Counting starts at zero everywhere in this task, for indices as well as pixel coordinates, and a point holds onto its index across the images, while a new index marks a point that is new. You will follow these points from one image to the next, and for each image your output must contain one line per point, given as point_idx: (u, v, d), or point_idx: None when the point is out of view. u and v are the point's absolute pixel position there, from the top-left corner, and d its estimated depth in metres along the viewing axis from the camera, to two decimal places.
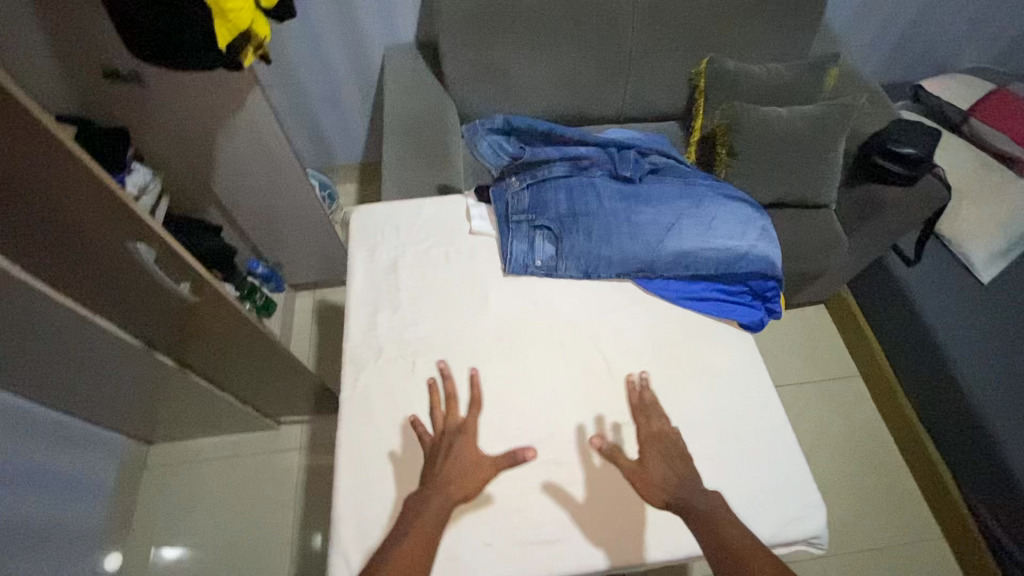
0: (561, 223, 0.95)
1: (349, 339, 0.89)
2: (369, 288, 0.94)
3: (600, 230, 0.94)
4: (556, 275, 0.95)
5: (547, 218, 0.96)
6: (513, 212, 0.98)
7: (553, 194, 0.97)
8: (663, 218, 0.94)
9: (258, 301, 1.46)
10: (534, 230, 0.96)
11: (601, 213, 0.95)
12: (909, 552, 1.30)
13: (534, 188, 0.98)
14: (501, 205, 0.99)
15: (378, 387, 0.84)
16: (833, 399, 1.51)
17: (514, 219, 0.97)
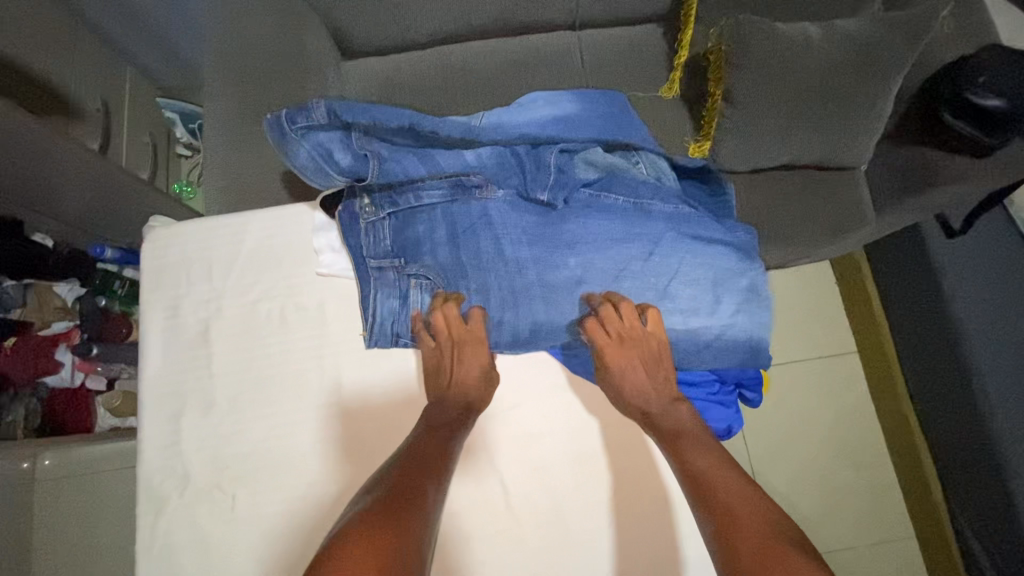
0: (444, 272, 0.67)
1: (144, 459, 0.63)
2: (170, 375, 0.66)
3: (503, 283, 0.67)
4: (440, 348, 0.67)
5: (423, 265, 0.66)
6: (371, 257, 0.66)
7: (428, 229, 0.67)
8: (592, 267, 0.68)
9: (121, 292, 1.15)
10: (408, 282, 0.66)
11: (504, 259, 0.67)
12: (875, 552, 1.20)
13: (399, 220, 0.67)
14: (354, 242, 0.66)
15: (186, 536, 0.61)
16: (823, 380, 1.28)
17: (373, 267, 0.66)
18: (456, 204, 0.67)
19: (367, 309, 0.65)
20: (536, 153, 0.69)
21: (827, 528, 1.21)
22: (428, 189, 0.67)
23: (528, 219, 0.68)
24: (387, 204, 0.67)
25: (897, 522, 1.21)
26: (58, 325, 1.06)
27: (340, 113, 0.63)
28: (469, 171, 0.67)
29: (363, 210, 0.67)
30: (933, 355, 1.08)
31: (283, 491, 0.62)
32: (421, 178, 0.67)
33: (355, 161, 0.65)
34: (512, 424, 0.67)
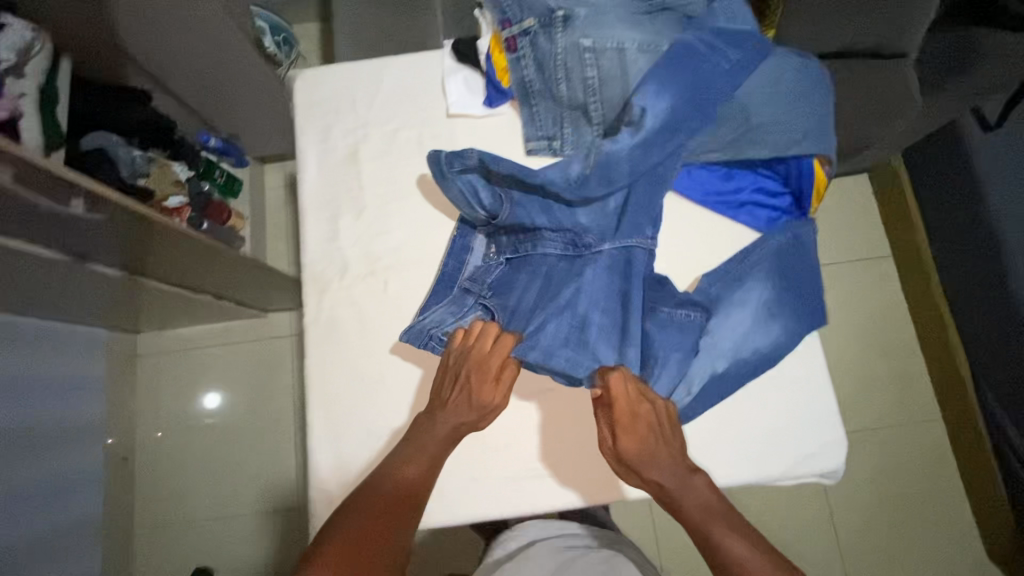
0: (515, 313, 0.68)
1: (307, 253, 0.75)
2: (324, 186, 0.77)
3: (571, 330, 0.67)
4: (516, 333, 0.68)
5: (502, 300, 0.69)
6: (466, 278, 0.71)
7: (529, 281, 0.70)
8: (669, 349, 0.67)
9: (219, 181, 1.29)
10: (481, 308, 0.70)
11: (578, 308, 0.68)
12: (903, 431, 1.31)
13: (512, 266, 0.72)
14: (454, 261, 0.72)
15: (346, 311, 0.72)
16: (858, 281, 1.39)
17: (463, 286, 0.71)
18: (566, 262, 0.70)
19: (422, 312, 0.70)
20: (643, 203, 0.69)
21: (857, 410, 1.32)
22: (541, 245, 0.70)
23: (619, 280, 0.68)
24: (509, 250, 0.72)
25: (923, 406, 1.32)
26: (173, 201, 1.14)
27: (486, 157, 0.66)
28: (581, 230, 0.70)
29: (488, 253, 0.73)
30: (967, 243, 1.17)
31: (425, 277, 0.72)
32: (541, 230, 0.70)
33: (493, 201, 0.70)
34: None
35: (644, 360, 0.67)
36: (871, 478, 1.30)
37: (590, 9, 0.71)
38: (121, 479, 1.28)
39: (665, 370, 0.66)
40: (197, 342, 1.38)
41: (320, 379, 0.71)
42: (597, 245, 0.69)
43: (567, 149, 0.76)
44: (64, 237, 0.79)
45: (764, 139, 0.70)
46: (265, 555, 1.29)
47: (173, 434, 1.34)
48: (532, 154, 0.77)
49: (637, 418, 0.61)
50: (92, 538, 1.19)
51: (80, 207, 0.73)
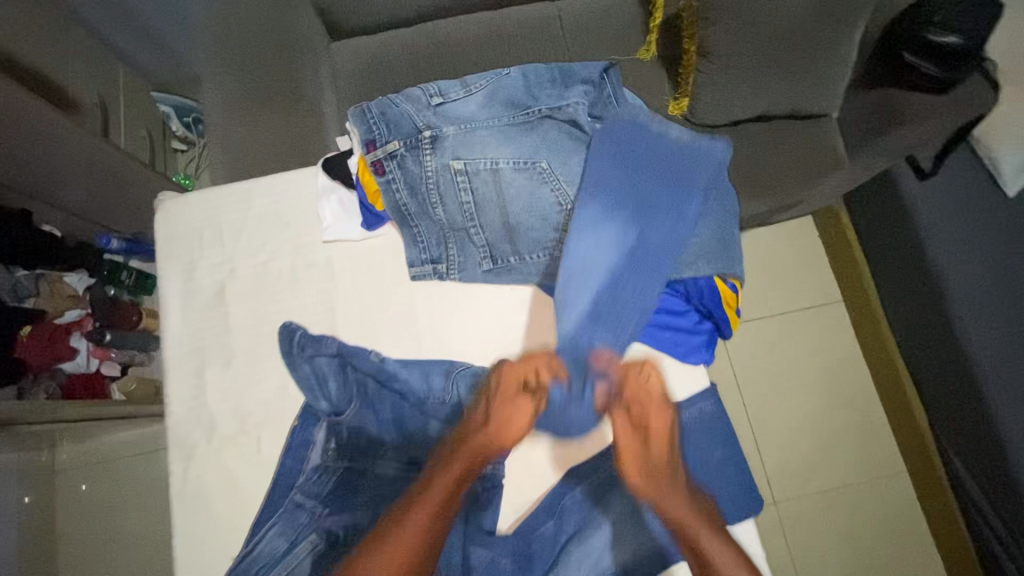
0: (351, 539, 0.60)
1: (171, 411, 0.67)
2: (189, 332, 0.69)
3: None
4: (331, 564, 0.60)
5: (336, 525, 0.61)
6: (300, 488, 0.63)
7: (364, 498, 0.62)
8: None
9: (128, 282, 1.20)
10: (317, 531, 0.61)
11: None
12: (869, 486, 1.25)
13: (350, 475, 0.63)
14: (291, 461, 0.64)
15: (216, 477, 0.65)
16: (811, 328, 1.33)
17: (294, 498, 0.62)
18: (401, 482, 0.63)
19: (251, 539, 0.62)
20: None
21: (822, 469, 1.26)
22: (380, 463, 0.63)
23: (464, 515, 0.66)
24: (351, 452, 0.64)
25: (888, 460, 1.26)
26: (70, 315, 1.10)
27: (348, 358, 0.66)
28: (428, 449, 0.64)
29: (326, 453, 0.64)
30: (908, 291, 1.14)
31: (301, 430, 0.65)
32: (384, 439, 0.63)
33: (343, 390, 0.65)
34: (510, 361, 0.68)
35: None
36: (840, 538, 1.24)
37: (458, 126, 0.67)
38: None
39: None
40: (116, 451, 1.28)
41: (191, 558, 0.63)
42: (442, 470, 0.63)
43: (454, 273, 0.69)
44: None
45: (656, 259, 0.65)
46: None
47: (104, 553, 1.25)
48: (417, 278, 0.70)
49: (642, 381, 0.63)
50: None
51: None
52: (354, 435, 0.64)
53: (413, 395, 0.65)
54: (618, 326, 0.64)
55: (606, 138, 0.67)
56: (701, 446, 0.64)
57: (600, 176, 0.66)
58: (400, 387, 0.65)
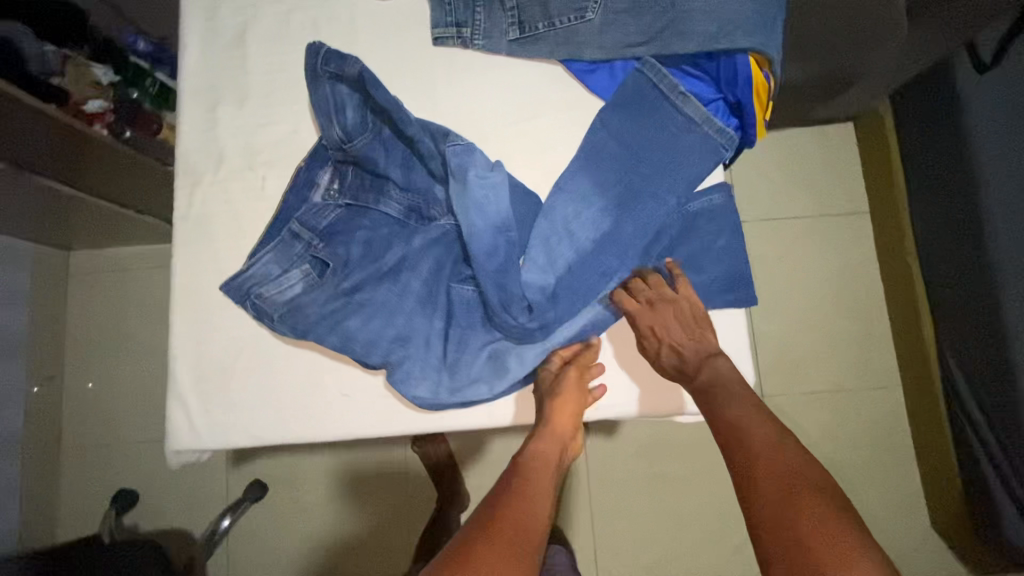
0: (345, 268, 0.62)
1: (182, 141, 0.68)
2: (206, 69, 0.69)
3: (382, 310, 0.61)
4: (320, 289, 0.62)
5: (332, 253, 0.62)
6: (298, 219, 0.63)
7: (361, 234, 0.63)
8: (475, 341, 0.62)
9: (152, 91, 1.16)
10: (311, 259, 0.62)
11: (401, 283, 0.62)
12: (860, 396, 1.25)
13: (351, 213, 0.64)
14: (295, 197, 0.64)
15: (220, 206, 0.66)
16: (831, 236, 1.30)
17: (291, 227, 0.62)
18: (402, 225, 0.64)
19: (249, 259, 0.62)
20: (460, 183, 0.58)
21: (815, 372, 1.26)
22: (382, 201, 0.63)
23: (431, 269, 0.62)
24: (351, 193, 0.64)
25: (884, 372, 1.25)
26: (94, 104, 1.05)
27: (365, 90, 0.60)
28: (430, 201, 0.63)
29: (329, 193, 0.64)
30: (945, 201, 1.07)
31: (311, 168, 0.64)
32: (388, 180, 0.63)
33: (360, 119, 0.62)
34: (524, 135, 0.67)
35: (451, 336, 0.62)
36: (822, 442, 1.25)
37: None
38: (46, 397, 1.24)
39: (463, 358, 0.61)
40: (130, 263, 1.32)
41: (188, 278, 0.65)
42: (440, 220, 0.63)
43: (477, 39, 0.67)
44: None
45: (689, 33, 0.61)
46: (193, 487, 1.25)
47: (105, 356, 1.30)
48: (438, 42, 0.68)
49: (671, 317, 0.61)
50: (13, 451, 1.16)
51: None
52: (359, 173, 0.64)
53: (419, 139, 0.60)
54: (650, 145, 0.63)
55: None
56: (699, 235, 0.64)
57: None
58: (405, 132, 0.60)
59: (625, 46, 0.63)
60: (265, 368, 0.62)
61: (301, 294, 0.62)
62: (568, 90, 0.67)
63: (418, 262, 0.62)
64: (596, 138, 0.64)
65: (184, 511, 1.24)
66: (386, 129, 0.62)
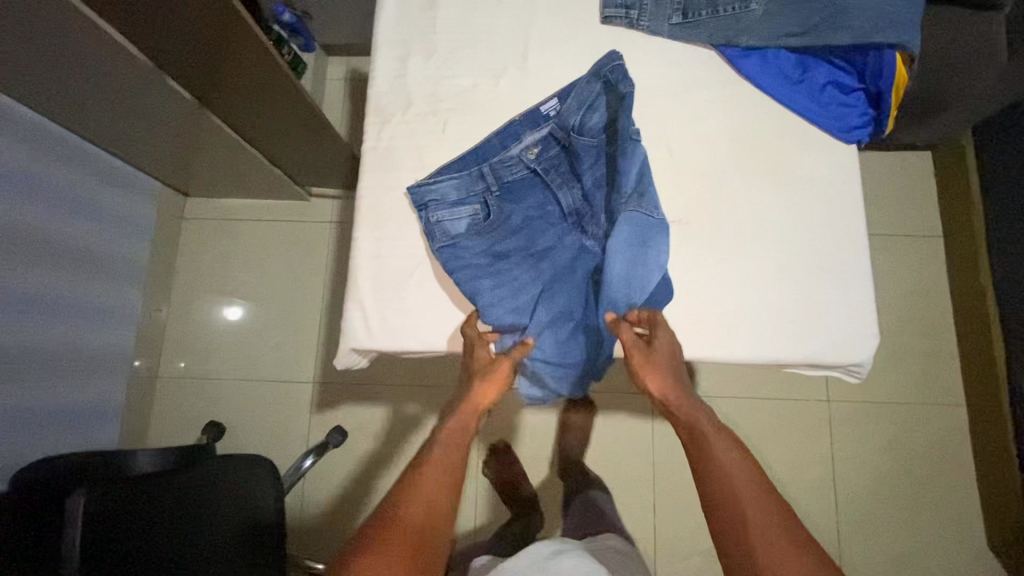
0: (503, 226, 0.71)
1: (374, 85, 0.77)
2: (399, 27, 0.79)
3: (510, 282, 0.68)
4: (482, 232, 0.70)
5: (502, 206, 0.71)
6: (487, 165, 0.72)
7: (528, 202, 0.72)
8: (548, 343, 0.67)
9: (286, 58, 1.31)
10: (484, 201, 0.71)
11: (536, 266, 0.69)
12: (926, 412, 1.29)
13: (534, 178, 0.72)
14: (499, 142, 0.73)
15: (404, 143, 0.75)
16: (905, 255, 1.35)
17: (482, 169, 0.72)
18: (561, 218, 0.71)
19: (433, 178, 0.71)
20: (631, 232, 0.66)
21: (882, 384, 1.30)
22: (563, 190, 0.72)
23: (559, 270, 0.69)
24: (545, 165, 0.72)
25: (950, 391, 1.29)
26: None
27: (617, 114, 0.70)
28: (594, 217, 0.70)
29: (526, 151, 0.72)
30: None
31: (515, 123, 0.73)
32: (578, 178, 0.71)
33: (602, 127, 0.71)
34: (679, 106, 0.74)
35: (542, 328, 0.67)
36: (885, 452, 1.28)
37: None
38: (151, 329, 1.33)
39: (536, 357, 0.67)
40: (240, 213, 1.42)
41: (372, 203, 0.73)
42: (592, 236, 0.70)
43: (643, 21, 0.76)
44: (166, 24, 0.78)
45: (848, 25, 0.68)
46: (277, 426, 1.32)
47: (207, 296, 1.39)
48: (607, 22, 0.76)
49: (652, 367, 0.64)
50: (120, 369, 1.25)
51: None
52: (563, 156, 0.73)
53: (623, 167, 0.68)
54: (790, 129, 0.73)
55: None
56: (830, 201, 0.71)
57: None
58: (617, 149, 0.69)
59: (784, 35, 0.70)
60: (435, 284, 0.70)
61: (466, 233, 0.70)
62: (720, 71, 0.75)
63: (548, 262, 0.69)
64: (743, 117, 0.73)
65: (267, 448, 1.31)
66: (610, 150, 0.70)
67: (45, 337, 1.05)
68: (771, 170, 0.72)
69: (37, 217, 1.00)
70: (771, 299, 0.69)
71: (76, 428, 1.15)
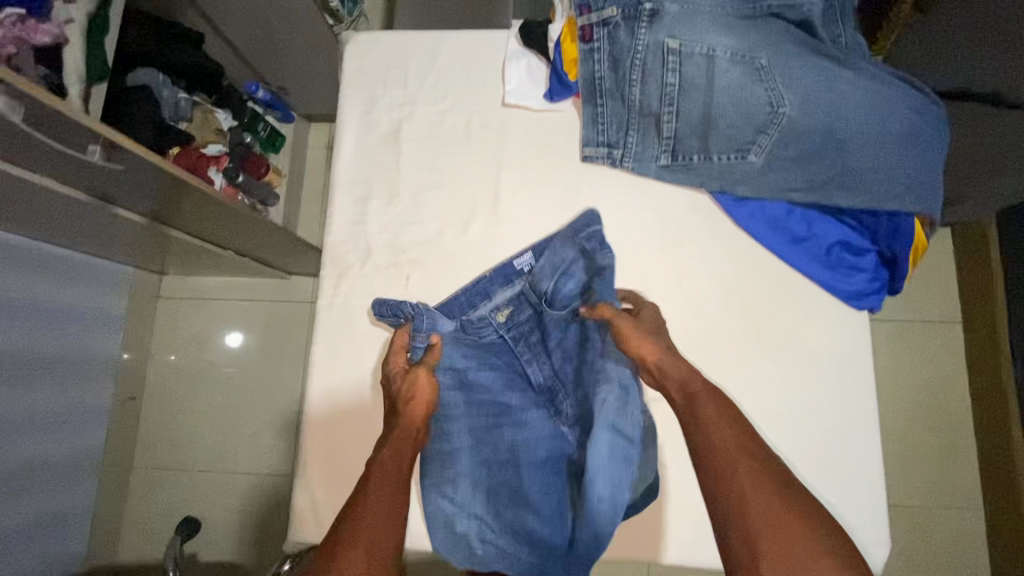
0: (468, 387, 0.66)
1: (332, 230, 0.70)
2: (360, 163, 0.72)
3: (462, 456, 0.63)
4: (453, 385, 0.65)
5: (470, 368, 0.66)
6: (462, 314, 0.67)
7: (495, 368, 0.67)
8: (501, 532, 0.62)
9: (263, 134, 1.23)
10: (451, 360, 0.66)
11: (495, 445, 0.64)
12: (942, 515, 1.20)
13: (503, 343, 0.68)
14: (466, 299, 0.67)
15: (363, 300, 0.68)
16: (924, 342, 1.26)
17: (452, 321, 0.67)
18: (529, 394, 0.67)
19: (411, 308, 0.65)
20: (607, 428, 0.59)
21: (895, 483, 1.22)
22: (533, 363, 0.67)
23: (522, 454, 0.64)
24: (516, 330, 0.68)
25: (968, 492, 1.20)
26: (213, 149, 1.09)
27: (592, 286, 0.65)
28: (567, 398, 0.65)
29: (496, 313, 0.67)
30: None
31: (485, 280, 0.67)
32: (552, 351, 0.67)
33: (576, 294, 0.66)
34: (667, 260, 0.67)
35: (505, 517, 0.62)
36: (896, 557, 1.20)
37: (681, 4, 0.62)
38: (126, 418, 1.28)
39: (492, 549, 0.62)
40: (218, 291, 1.36)
41: (328, 368, 0.67)
42: (563, 415, 0.65)
43: (628, 161, 0.67)
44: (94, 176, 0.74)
45: (857, 186, 0.61)
46: (256, 519, 1.27)
47: (184, 381, 1.33)
48: (587, 160, 0.69)
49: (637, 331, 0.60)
50: (93, 467, 1.20)
51: (95, 153, 0.68)
52: (534, 323, 0.68)
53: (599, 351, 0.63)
54: (791, 291, 0.65)
55: (831, 52, 0.62)
56: (836, 382, 0.64)
57: (823, 80, 0.60)
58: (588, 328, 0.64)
59: (785, 190, 0.63)
60: None
61: (435, 377, 0.65)
62: (714, 221, 0.67)
63: (511, 446, 0.65)
64: (738, 274, 0.66)
65: (245, 543, 1.26)
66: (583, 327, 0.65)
67: (12, 455, 1.00)
68: (769, 340, 0.65)
69: None
70: None
71: (48, 536, 1.11)
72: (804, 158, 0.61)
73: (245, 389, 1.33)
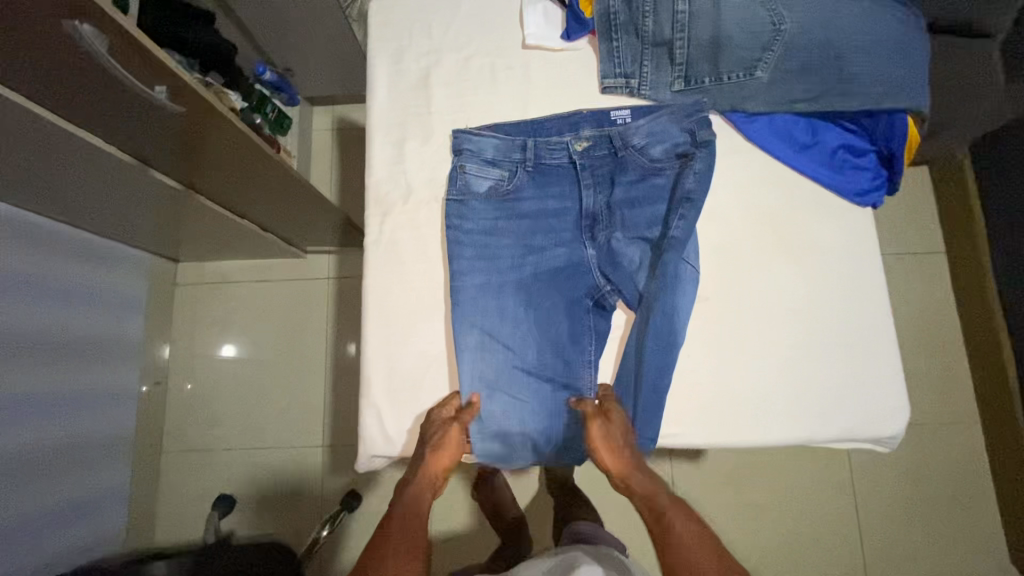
0: (517, 201, 0.72)
1: (372, 173, 0.75)
2: (393, 109, 0.76)
3: (495, 260, 0.70)
4: (507, 201, 0.72)
5: (528, 182, 0.72)
6: (534, 139, 0.73)
7: (550, 188, 0.72)
8: (527, 344, 0.68)
9: (270, 116, 1.25)
10: (514, 176, 0.72)
11: (534, 261, 0.70)
12: (948, 429, 1.26)
13: (566, 169, 0.73)
14: (555, 124, 0.73)
15: (408, 233, 0.72)
16: (911, 272, 1.34)
17: (527, 141, 0.72)
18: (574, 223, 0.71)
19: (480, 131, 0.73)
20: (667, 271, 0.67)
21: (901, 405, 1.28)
22: (589, 191, 0.72)
23: (551, 271, 0.70)
24: (588, 160, 0.72)
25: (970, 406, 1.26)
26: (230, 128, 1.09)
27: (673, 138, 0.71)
28: (614, 234, 0.70)
29: (576, 141, 0.72)
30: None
31: (580, 114, 0.73)
32: (614, 184, 0.72)
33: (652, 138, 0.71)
34: None
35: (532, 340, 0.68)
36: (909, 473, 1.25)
37: None
38: (152, 403, 1.29)
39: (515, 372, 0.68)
40: (235, 275, 1.38)
41: (380, 298, 0.71)
42: (601, 243, 0.70)
43: (645, 89, 0.73)
44: (138, 124, 0.74)
45: (852, 92, 0.68)
46: (286, 493, 1.28)
47: (207, 365, 1.35)
48: (607, 91, 0.74)
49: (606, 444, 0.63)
50: (124, 451, 1.21)
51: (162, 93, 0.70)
52: (607, 159, 0.72)
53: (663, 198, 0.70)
54: (804, 195, 0.71)
55: None
56: (849, 269, 0.70)
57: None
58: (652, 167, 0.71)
59: (788, 101, 0.69)
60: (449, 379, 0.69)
61: (485, 193, 0.72)
62: (728, 138, 0.73)
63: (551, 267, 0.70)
64: (754, 182, 0.72)
65: (279, 517, 1.28)
66: (650, 174, 0.71)
67: (45, 431, 1.01)
68: (787, 240, 0.70)
69: (26, 315, 0.96)
70: (813, 373, 0.67)
71: (87, 518, 1.12)
72: (806, 70, 0.68)
73: (268, 367, 1.35)
